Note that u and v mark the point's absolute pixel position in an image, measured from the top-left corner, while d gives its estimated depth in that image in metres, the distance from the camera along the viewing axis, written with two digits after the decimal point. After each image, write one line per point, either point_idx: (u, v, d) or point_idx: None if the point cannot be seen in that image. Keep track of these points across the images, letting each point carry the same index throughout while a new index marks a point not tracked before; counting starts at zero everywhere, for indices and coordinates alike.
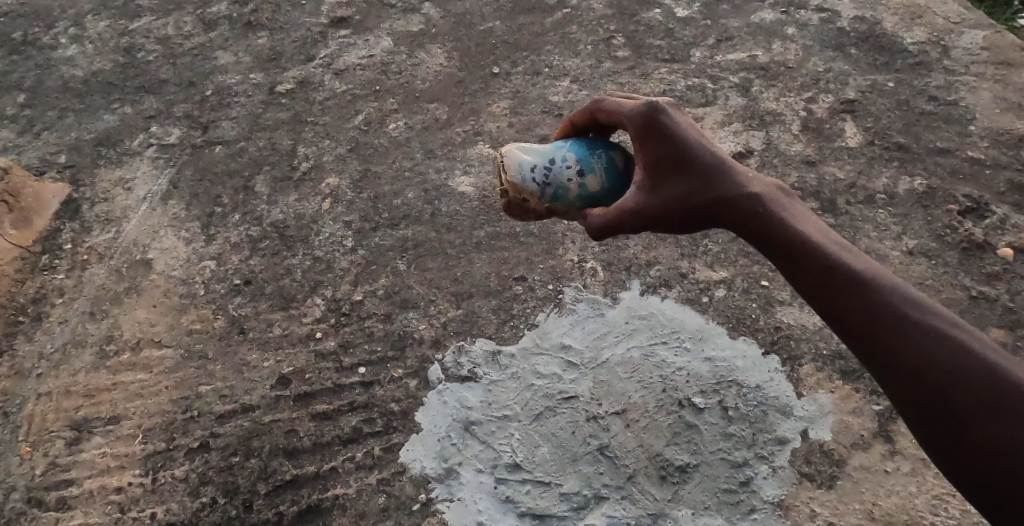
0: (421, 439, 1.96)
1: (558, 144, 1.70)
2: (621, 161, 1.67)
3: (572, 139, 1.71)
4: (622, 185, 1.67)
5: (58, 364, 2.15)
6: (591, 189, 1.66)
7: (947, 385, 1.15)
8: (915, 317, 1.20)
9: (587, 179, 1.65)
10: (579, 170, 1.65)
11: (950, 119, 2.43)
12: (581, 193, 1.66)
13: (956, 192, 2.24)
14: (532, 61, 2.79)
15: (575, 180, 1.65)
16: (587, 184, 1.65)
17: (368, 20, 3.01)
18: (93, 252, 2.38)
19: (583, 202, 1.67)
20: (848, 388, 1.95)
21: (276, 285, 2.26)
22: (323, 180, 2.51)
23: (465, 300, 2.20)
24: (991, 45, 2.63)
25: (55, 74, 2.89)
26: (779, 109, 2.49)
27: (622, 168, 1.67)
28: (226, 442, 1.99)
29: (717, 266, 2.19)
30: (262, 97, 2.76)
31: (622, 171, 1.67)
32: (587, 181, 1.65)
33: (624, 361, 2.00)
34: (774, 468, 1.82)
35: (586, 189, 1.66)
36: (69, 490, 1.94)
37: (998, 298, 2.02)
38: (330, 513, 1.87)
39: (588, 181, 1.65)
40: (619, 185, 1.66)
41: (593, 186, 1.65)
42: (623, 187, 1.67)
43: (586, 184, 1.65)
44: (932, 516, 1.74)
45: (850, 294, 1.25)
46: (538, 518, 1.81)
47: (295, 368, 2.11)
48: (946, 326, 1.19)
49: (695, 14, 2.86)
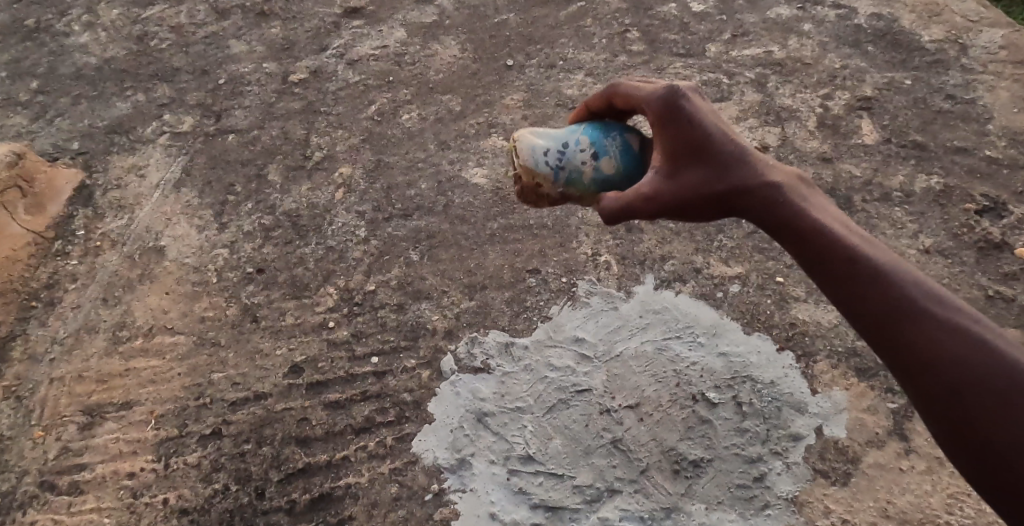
0: (433, 430, 1.96)
1: (572, 128, 1.69)
2: (637, 144, 1.64)
3: (587, 123, 1.70)
4: (638, 168, 1.64)
5: (71, 349, 2.16)
6: (606, 172, 1.64)
7: (963, 380, 1.13)
8: (931, 310, 1.17)
9: (601, 162, 1.64)
10: (592, 154, 1.64)
11: (967, 118, 2.42)
12: (596, 176, 1.65)
13: (974, 191, 2.24)
14: (546, 54, 2.78)
15: (589, 163, 1.65)
16: (601, 166, 1.64)
17: (382, 11, 3.01)
18: (106, 239, 2.38)
19: (598, 186, 1.66)
20: (862, 385, 1.95)
21: (290, 274, 2.27)
22: (336, 170, 2.50)
23: (478, 292, 2.20)
24: (1010, 44, 2.62)
25: (67, 61, 2.89)
26: (795, 105, 2.49)
27: (638, 150, 1.64)
28: (239, 429, 2.00)
29: (732, 261, 2.19)
30: (276, 86, 2.76)
31: (638, 154, 1.64)
32: (601, 163, 1.64)
33: (638, 355, 2.00)
34: (788, 464, 1.82)
35: (601, 172, 1.64)
36: (81, 475, 1.95)
37: (1015, 298, 2.02)
38: (342, 502, 1.88)
39: (603, 164, 1.64)
40: (634, 168, 1.64)
41: (607, 169, 1.63)
42: (639, 170, 1.64)
43: (600, 167, 1.64)
44: (947, 515, 1.74)
45: (865, 285, 1.23)
46: (551, 510, 1.81)
47: (309, 357, 2.11)
48: (964, 320, 1.16)
49: (710, 9, 2.84)
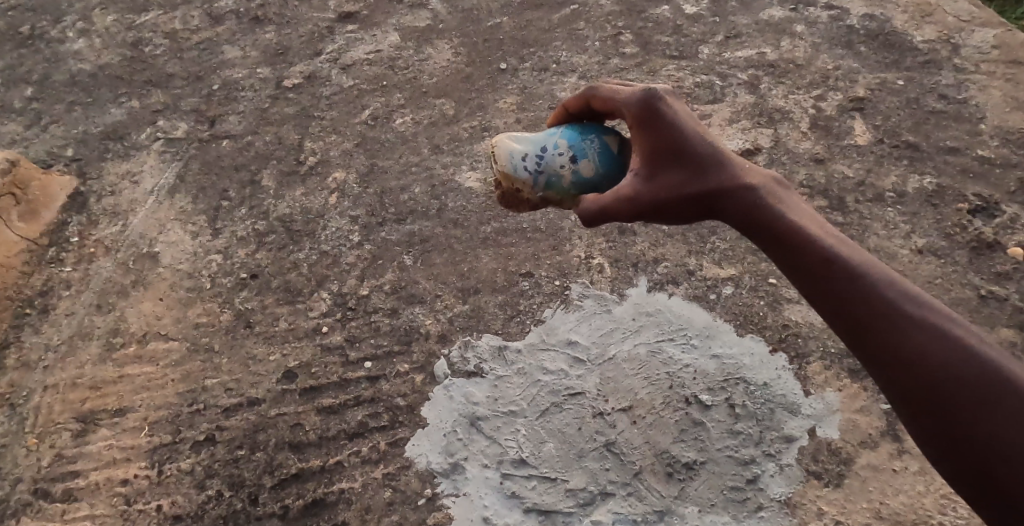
0: (426, 434, 1.96)
1: (549, 132, 1.69)
2: (615, 147, 1.65)
3: (564, 126, 1.69)
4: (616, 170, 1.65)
5: (65, 356, 2.16)
6: (584, 174, 1.64)
7: (940, 379, 1.12)
8: (907, 309, 1.17)
9: (580, 164, 1.64)
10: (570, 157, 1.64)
11: (960, 117, 2.41)
12: (575, 179, 1.65)
13: (966, 191, 2.24)
14: (539, 57, 2.78)
15: (567, 167, 1.65)
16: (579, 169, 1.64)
17: (376, 16, 3.01)
18: (100, 245, 2.38)
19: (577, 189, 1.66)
20: (855, 386, 1.94)
21: (283, 279, 2.27)
22: (330, 175, 2.50)
23: (471, 296, 2.19)
24: (1002, 43, 2.62)
25: (62, 68, 2.89)
26: (788, 106, 2.48)
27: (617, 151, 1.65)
28: (232, 435, 1.99)
29: (725, 263, 2.19)
30: (269, 91, 2.76)
31: (616, 156, 1.65)
32: (579, 165, 1.64)
33: (631, 358, 1.99)
34: (781, 465, 1.82)
35: (579, 175, 1.65)
36: (75, 482, 1.95)
37: (1008, 297, 2.02)
38: (335, 507, 1.88)
39: (581, 166, 1.64)
40: (612, 170, 1.65)
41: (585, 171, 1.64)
42: (617, 172, 1.65)
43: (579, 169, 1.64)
44: (940, 516, 1.74)
45: (843, 286, 1.22)
46: (544, 514, 1.81)
47: (302, 362, 2.11)
48: (939, 318, 1.17)
49: (703, 11, 2.84)
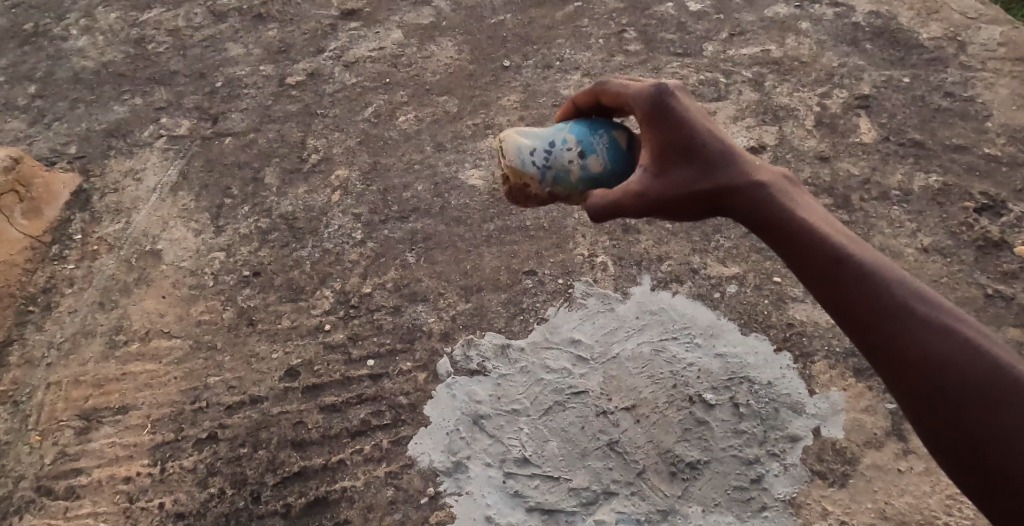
0: (429, 433, 1.95)
1: (557, 127, 1.67)
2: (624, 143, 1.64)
3: (572, 121, 1.68)
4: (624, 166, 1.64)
5: (68, 354, 2.15)
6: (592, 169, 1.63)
7: (949, 380, 1.11)
8: (917, 310, 1.16)
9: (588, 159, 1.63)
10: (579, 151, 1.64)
11: (966, 115, 2.40)
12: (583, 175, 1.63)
13: (973, 189, 2.22)
14: (543, 54, 2.77)
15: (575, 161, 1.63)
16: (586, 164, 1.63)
17: (379, 13, 3.00)
18: (103, 243, 2.38)
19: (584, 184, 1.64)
20: (860, 385, 1.93)
21: (286, 277, 2.26)
22: (333, 172, 2.50)
23: (474, 294, 2.19)
24: (1009, 41, 2.60)
25: (66, 65, 2.89)
26: (792, 104, 2.47)
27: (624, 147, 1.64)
28: (234, 433, 1.99)
29: (729, 262, 2.17)
30: (273, 88, 2.76)
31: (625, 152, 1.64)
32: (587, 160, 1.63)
33: (635, 356, 1.98)
34: (785, 465, 1.81)
35: (587, 170, 1.63)
36: (78, 480, 1.94)
37: (1015, 297, 2.00)
38: (337, 505, 1.87)
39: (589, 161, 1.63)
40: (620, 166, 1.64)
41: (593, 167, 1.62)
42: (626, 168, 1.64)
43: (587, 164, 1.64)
44: (945, 517, 1.73)
45: (852, 285, 1.21)
46: (547, 513, 1.80)
47: (304, 360, 2.10)
48: (949, 319, 1.15)
49: (707, 8, 2.83)
